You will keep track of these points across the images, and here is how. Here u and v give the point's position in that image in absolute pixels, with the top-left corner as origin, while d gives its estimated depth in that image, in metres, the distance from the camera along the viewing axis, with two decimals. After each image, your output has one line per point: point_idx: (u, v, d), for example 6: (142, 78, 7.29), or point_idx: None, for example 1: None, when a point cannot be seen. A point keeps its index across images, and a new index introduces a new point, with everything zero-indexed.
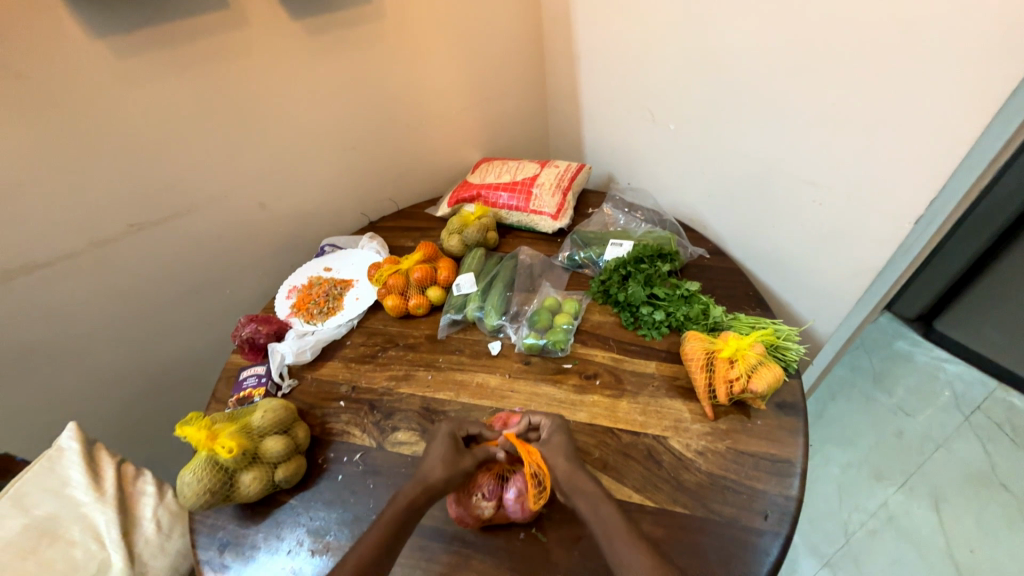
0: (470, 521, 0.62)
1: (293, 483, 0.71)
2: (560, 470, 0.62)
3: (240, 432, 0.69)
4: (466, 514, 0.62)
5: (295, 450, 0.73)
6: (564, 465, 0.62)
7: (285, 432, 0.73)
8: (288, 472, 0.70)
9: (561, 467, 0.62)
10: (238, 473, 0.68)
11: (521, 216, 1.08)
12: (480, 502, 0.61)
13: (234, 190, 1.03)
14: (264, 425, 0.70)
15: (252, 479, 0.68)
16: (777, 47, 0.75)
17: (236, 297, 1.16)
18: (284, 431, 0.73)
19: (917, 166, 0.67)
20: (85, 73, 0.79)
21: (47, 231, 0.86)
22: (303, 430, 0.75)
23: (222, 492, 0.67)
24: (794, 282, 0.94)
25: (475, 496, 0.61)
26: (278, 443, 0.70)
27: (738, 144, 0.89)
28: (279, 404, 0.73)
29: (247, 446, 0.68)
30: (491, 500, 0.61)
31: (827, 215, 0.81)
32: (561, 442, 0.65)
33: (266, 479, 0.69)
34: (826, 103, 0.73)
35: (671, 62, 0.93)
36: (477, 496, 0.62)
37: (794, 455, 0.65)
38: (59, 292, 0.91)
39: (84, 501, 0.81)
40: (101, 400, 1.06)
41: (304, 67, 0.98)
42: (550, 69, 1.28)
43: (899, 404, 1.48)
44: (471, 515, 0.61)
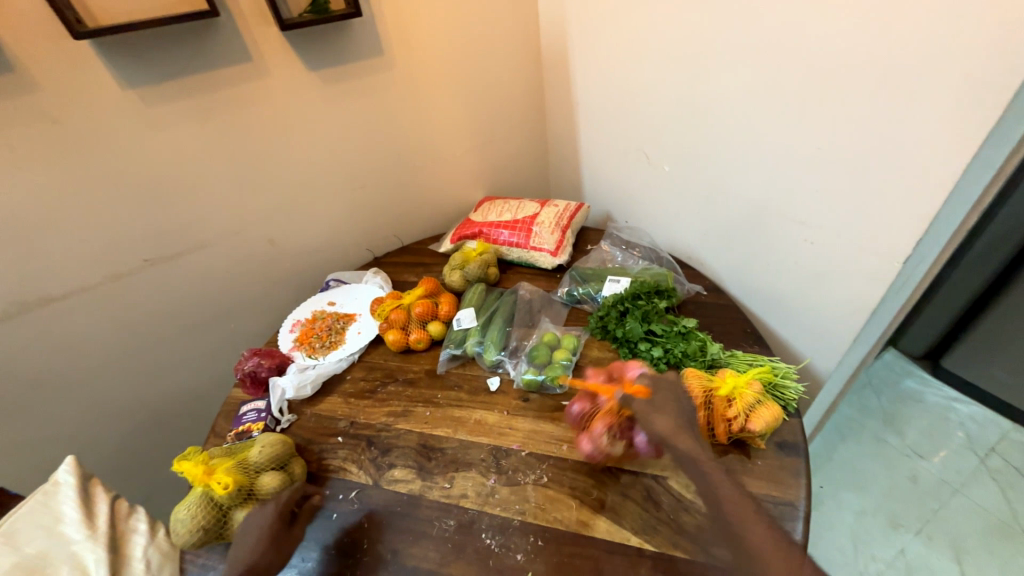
0: (596, 455, 0.69)
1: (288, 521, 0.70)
2: (661, 428, 0.64)
3: (235, 465, 0.69)
4: (595, 449, 0.68)
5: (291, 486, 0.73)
6: (666, 424, 0.64)
7: (282, 468, 0.73)
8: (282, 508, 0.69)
9: (666, 426, 0.64)
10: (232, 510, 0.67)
11: (521, 253, 1.11)
12: (609, 442, 0.67)
13: (246, 227, 1.07)
14: (260, 461, 0.70)
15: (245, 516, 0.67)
16: (762, 97, 0.81)
17: (241, 330, 1.18)
18: (281, 467, 0.73)
19: (900, 210, 0.71)
20: (115, 121, 0.85)
21: (66, 266, 0.89)
22: (300, 465, 0.76)
23: (216, 529, 0.66)
24: (791, 321, 0.95)
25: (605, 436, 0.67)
26: (274, 479, 0.70)
27: (732, 186, 0.93)
28: (276, 438, 0.73)
29: (240, 480, 0.68)
30: (619, 440, 0.67)
31: (819, 255, 0.84)
32: (666, 403, 0.67)
33: None
34: (812, 150, 0.78)
35: (665, 106, 0.98)
36: (604, 435, 0.67)
37: (797, 498, 0.64)
38: (70, 324, 0.94)
39: (75, 538, 0.79)
40: (100, 433, 1.06)
41: (319, 114, 1.05)
42: (551, 113, 1.35)
43: (911, 445, 1.45)
44: (598, 450, 0.68)
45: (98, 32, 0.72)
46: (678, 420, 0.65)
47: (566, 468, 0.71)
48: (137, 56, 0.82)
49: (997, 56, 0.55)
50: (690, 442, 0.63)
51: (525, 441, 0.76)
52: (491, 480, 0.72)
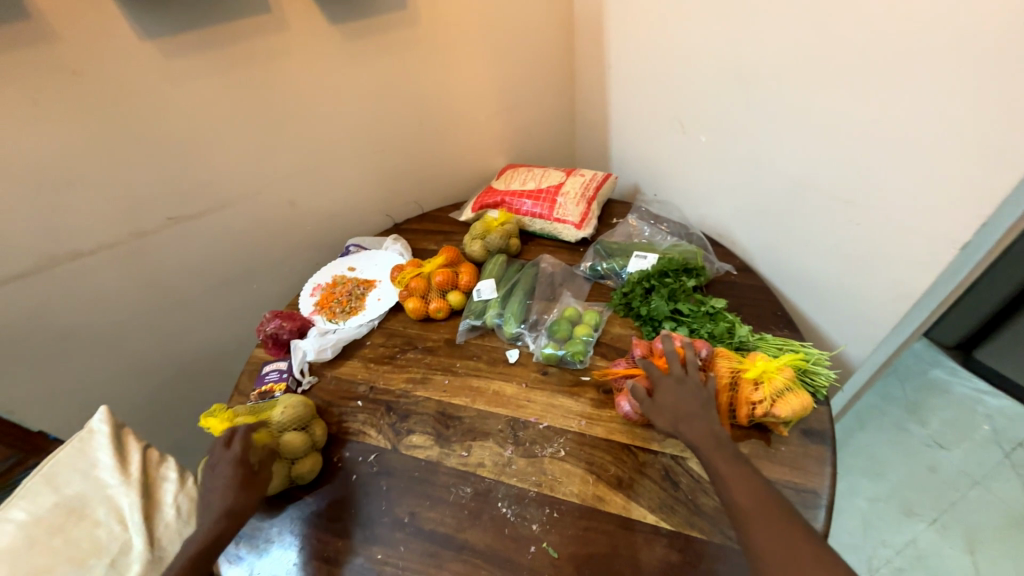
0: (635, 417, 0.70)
1: (314, 478, 0.73)
2: (664, 423, 0.62)
3: (259, 428, 0.71)
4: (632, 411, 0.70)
5: (313, 447, 0.74)
6: (666, 419, 0.62)
7: (304, 429, 0.74)
8: (308, 466, 0.71)
9: (664, 421, 0.62)
10: None
11: (544, 224, 1.08)
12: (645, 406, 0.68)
13: (267, 189, 1.06)
14: (282, 421, 0.72)
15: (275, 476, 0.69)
16: (813, 63, 0.74)
17: (263, 292, 1.19)
18: (303, 428, 0.74)
19: (962, 193, 0.64)
20: (135, 75, 0.83)
21: (92, 222, 0.90)
22: (320, 427, 0.77)
23: None
24: (825, 305, 0.91)
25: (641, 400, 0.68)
26: (297, 439, 0.71)
27: (773, 160, 0.87)
28: (295, 399, 0.74)
29: (266, 441, 0.70)
30: None
31: (862, 237, 0.79)
32: (675, 393, 0.63)
33: (284, 474, 0.70)
34: (866, 123, 0.71)
35: (705, 71, 0.91)
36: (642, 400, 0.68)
37: (821, 486, 0.62)
38: (98, 279, 0.96)
39: (111, 483, 0.84)
40: (131, 386, 1.10)
41: (339, 72, 1.01)
42: (580, 76, 1.28)
43: (933, 436, 1.41)
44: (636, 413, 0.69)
45: None
46: (682, 409, 0.62)
47: (584, 443, 0.71)
48: (154, 4, 0.79)
49: None
50: (700, 432, 0.60)
51: (543, 415, 0.75)
52: (508, 451, 0.72)
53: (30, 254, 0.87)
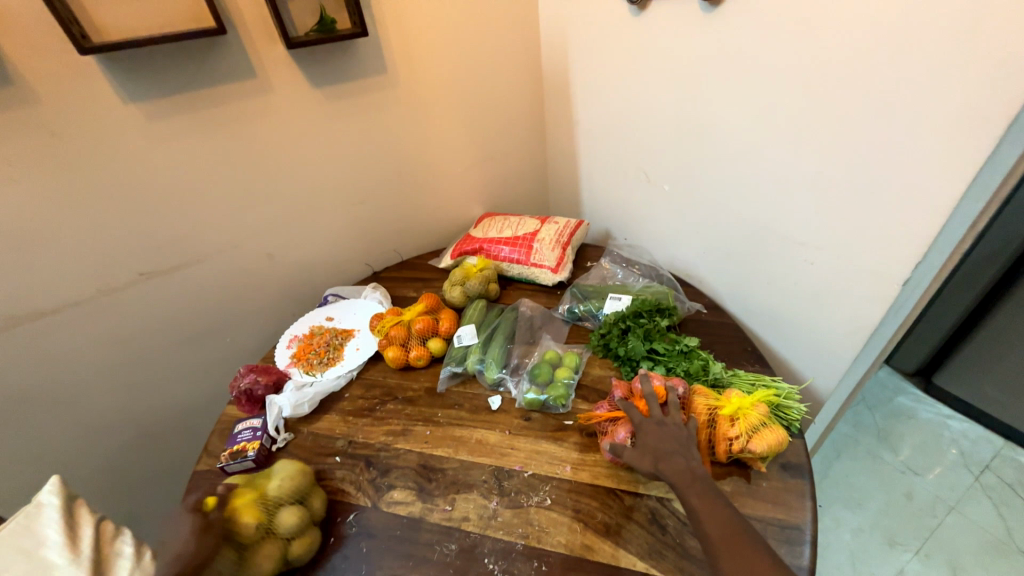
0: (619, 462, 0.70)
1: (304, 561, 0.67)
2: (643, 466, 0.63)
3: (255, 502, 0.65)
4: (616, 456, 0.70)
5: (310, 523, 0.69)
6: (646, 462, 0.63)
7: (301, 503, 0.69)
8: (303, 547, 0.66)
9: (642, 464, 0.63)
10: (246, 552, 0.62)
11: (522, 269, 1.11)
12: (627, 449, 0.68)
13: (244, 241, 1.06)
14: (278, 495, 0.67)
15: (266, 557, 0.63)
16: (760, 122, 0.83)
17: (236, 345, 1.16)
18: (300, 501, 0.69)
19: (902, 232, 0.71)
20: (116, 135, 0.84)
21: (58, 279, 0.88)
22: (320, 500, 0.72)
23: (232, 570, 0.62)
24: (792, 340, 0.96)
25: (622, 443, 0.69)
26: (291, 516, 0.65)
27: (732, 206, 0.94)
28: (294, 470, 0.71)
29: (262, 519, 0.64)
30: None
31: (818, 274, 0.85)
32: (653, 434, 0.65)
33: (277, 556, 0.64)
34: (811, 173, 0.79)
35: (665, 128, 1.00)
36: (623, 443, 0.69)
37: (802, 521, 0.63)
38: (60, 338, 0.92)
39: None
40: (86, 451, 1.03)
41: (321, 131, 1.05)
42: (551, 130, 1.37)
43: (906, 462, 1.45)
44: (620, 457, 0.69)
45: (104, 46, 0.72)
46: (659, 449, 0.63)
47: (569, 489, 0.70)
48: (140, 70, 0.82)
49: (989, 86, 0.56)
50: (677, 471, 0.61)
51: (527, 462, 0.75)
52: (494, 502, 0.70)
53: None
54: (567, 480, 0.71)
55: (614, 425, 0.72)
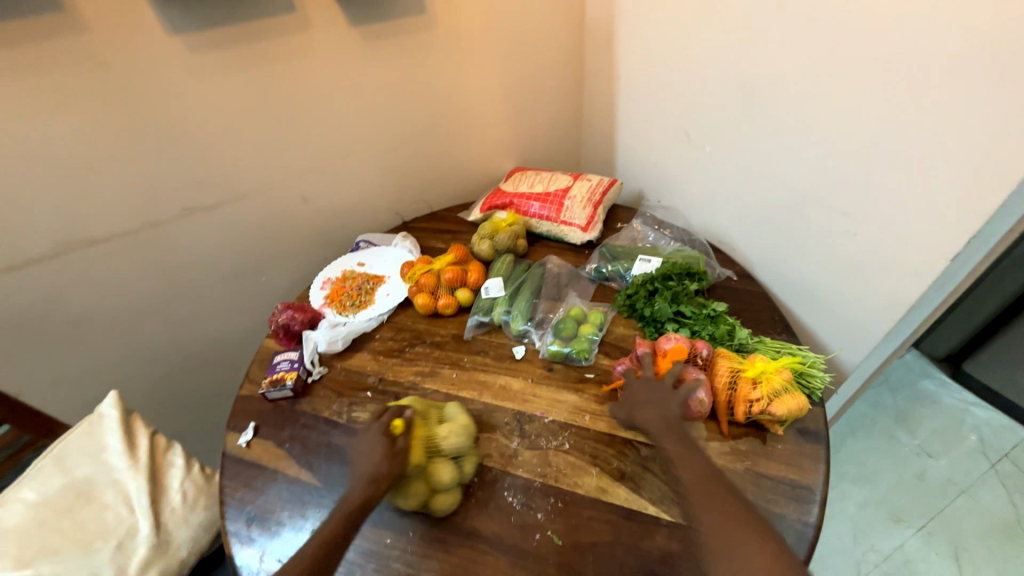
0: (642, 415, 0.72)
1: (441, 515, 0.67)
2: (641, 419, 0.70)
3: (421, 441, 0.66)
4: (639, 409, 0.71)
5: (458, 481, 0.68)
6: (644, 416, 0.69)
7: (456, 460, 0.68)
8: (448, 502, 0.66)
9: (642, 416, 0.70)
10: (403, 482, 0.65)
11: (551, 226, 1.11)
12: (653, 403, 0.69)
13: (281, 183, 1.08)
14: (444, 445, 0.67)
15: (413, 497, 0.64)
16: (814, 82, 0.78)
17: (272, 284, 1.21)
18: (456, 458, 0.68)
19: (955, 204, 0.67)
20: (160, 69, 0.85)
21: (110, 209, 0.92)
22: (471, 464, 0.70)
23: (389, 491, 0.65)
24: (823, 312, 0.94)
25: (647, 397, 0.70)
26: (448, 471, 0.65)
27: (774, 171, 0.90)
28: (462, 426, 0.70)
29: (422, 458, 0.65)
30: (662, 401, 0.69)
31: (860, 247, 0.82)
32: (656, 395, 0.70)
33: (423, 500, 0.65)
34: (862, 140, 0.75)
35: (711, 85, 0.95)
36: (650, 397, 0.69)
37: (814, 483, 0.65)
38: (114, 266, 0.98)
39: (119, 467, 0.86)
40: (138, 372, 1.12)
41: (356, 72, 1.04)
42: (589, 83, 1.31)
43: (922, 445, 1.45)
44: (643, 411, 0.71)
45: None
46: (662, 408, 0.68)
47: (586, 437, 0.73)
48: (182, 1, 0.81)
49: None
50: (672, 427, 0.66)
51: (547, 409, 0.78)
52: (515, 443, 0.74)
53: (47, 239, 0.89)
54: (586, 429, 0.75)
55: (635, 382, 0.73)
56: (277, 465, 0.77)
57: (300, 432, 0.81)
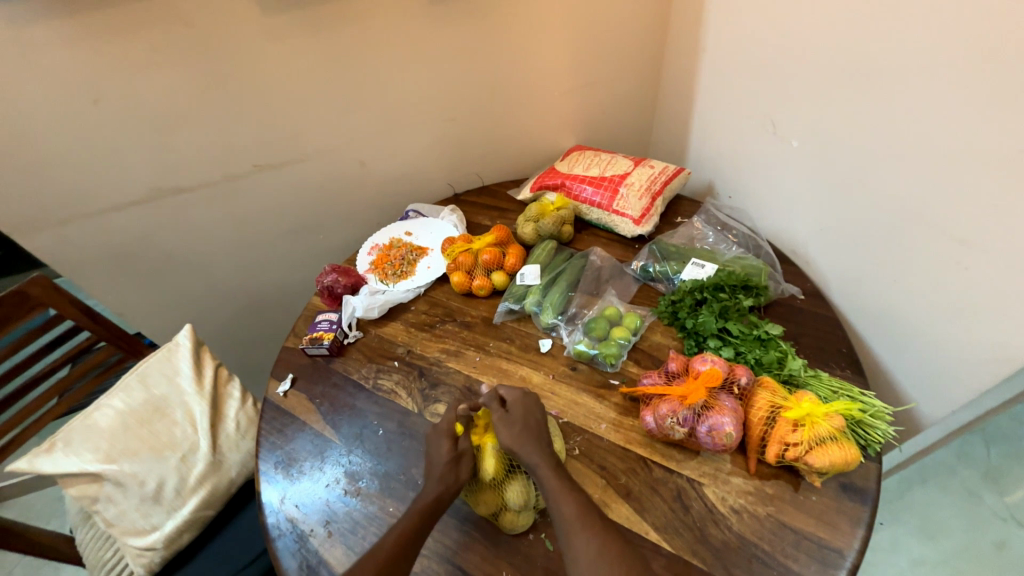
0: (659, 434, 0.67)
1: (510, 531, 0.64)
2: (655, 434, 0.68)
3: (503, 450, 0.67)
4: (657, 428, 0.66)
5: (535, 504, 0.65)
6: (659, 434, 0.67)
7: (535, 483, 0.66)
8: (523, 521, 0.64)
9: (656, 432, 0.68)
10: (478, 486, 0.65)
11: (601, 215, 1.04)
12: (674, 426, 0.64)
13: (340, 147, 1.11)
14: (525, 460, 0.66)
15: (485, 504, 0.64)
16: (955, 72, 0.62)
17: (327, 243, 1.27)
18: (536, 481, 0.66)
19: None
20: (237, 29, 0.89)
21: (191, 162, 1.01)
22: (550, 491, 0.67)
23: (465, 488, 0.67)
24: (904, 350, 0.81)
25: (669, 420, 0.64)
26: (522, 489, 0.63)
27: (878, 179, 0.75)
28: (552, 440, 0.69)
29: (502, 468, 0.65)
30: (684, 427, 0.63)
31: (973, 285, 0.67)
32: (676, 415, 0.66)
33: (493, 508, 0.64)
34: (1004, 151, 0.59)
35: (813, 68, 0.80)
36: (672, 421, 0.64)
37: (847, 547, 0.58)
38: (192, 213, 1.07)
39: (188, 391, 0.98)
40: (212, 309, 1.25)
41: (421, 37, 1.01)
42: (670, 56, 1.17)
43: (1011, 510, 1.24)
44: (663, 432, 0.66)
45: None
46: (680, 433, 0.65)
47: (522, 445, 0.64)
48: None
49: None
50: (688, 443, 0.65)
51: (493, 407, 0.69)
52: None
53: (140, 184, 0.99)
54: (526, 434, 0.65)
55: (659, 400, 0.67)
56: (306, 417, 0.83)
57: (330, 390, 0.86)
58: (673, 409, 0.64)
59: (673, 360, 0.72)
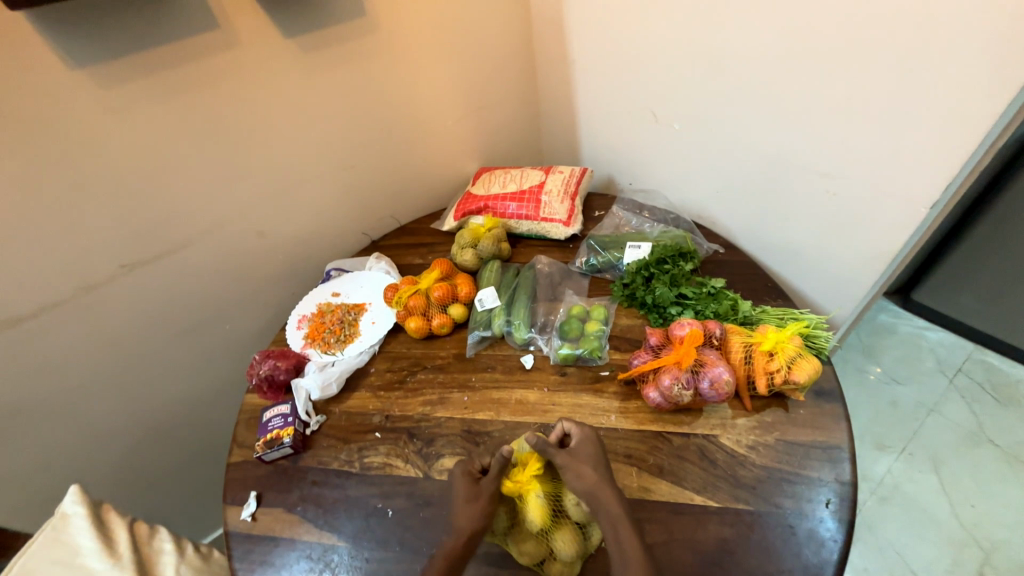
0: (668, 404, 0.71)
1: None
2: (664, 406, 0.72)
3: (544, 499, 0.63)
4: (665, 399, 0.71)
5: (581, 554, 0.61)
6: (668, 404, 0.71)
7: (581, 531, 0.62)
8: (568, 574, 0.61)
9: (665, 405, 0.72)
10: (518, 536, 0.62)
11: (532, 225, 1.07)
12: (681, 392, 0.68)
13: (231, 221, 0.97)
14: (572, 508, 0.62)
15: (526, 555, 0.61)
16: (785, 49, 0.79)
17: (238, 332, 1.09)
18: (581, 530, 0.62)
19: (937, 150, 0.71)
20: (68, 110, 0.74)
21: (29, 281, 0.79)
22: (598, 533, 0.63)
23: (504, 535, 0.63)
24: (807, 270, 0.98)
25: (675, 388, 0.68)
26: (569, 544, 0.60)
27: (750, 141, 0.91)
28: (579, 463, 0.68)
29: (545, 521, 0.61)
30: (689, 389, 0.68)
31: (842, 205, 0.85)
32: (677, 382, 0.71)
33: (535, 559, 0.61)
34: (835, 98, 0.77)
35: (674, 63, 0.95)
36: (678, 387, 0.68)
37: (841, 440, 0.67)
38: (44, 344, 0.84)
39: (99, 568, 0.73)
40: (96, 455, 0.98)
41: (299, 88, 0.94)
42: (543, 72, 1.28)
43: (890, 373, 1.56)
44: (671, 401, 0.70)
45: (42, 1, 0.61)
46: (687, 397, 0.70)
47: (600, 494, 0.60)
48: (80, 28, 0.70)
49: None
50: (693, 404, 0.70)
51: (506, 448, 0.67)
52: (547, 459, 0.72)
53: None
54: (605, 476, 0.62)
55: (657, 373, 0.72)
56: (292, 532, 0.70)
57: (311, 491, 0.74)
58: (675, 377, 0.69)
59: (652, 334, 0.77)
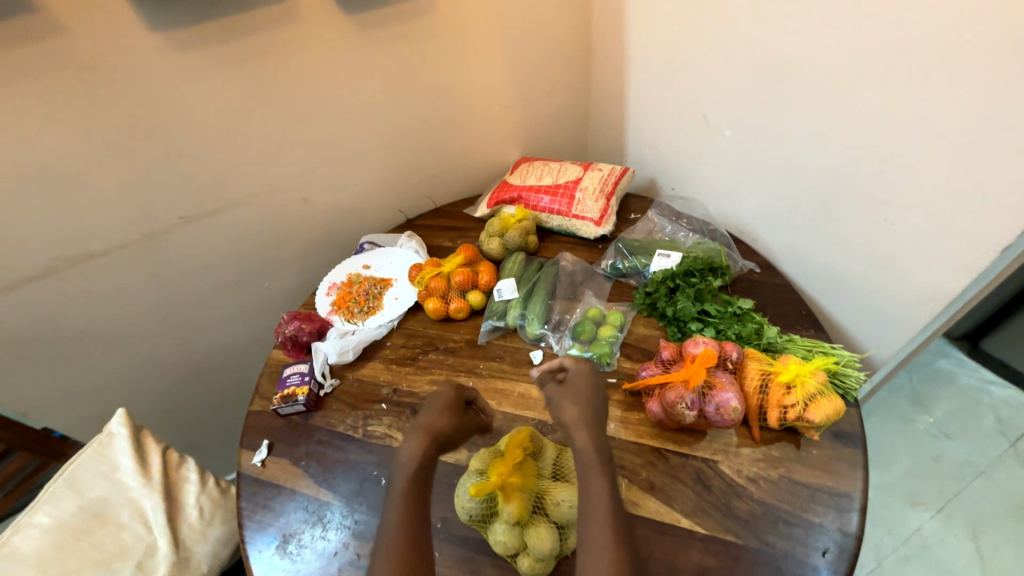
0: (669, 422, 0.69)
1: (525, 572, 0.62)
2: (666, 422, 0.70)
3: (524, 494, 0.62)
4: (666, 416, 0.69)
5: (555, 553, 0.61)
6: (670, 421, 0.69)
7: (559, 531, 0.62)
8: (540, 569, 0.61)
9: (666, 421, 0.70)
10: (495, 523, 0.62)
11: (563, 221, 1.06)
12: (684, 411, 0.66)
13: (279, 187, 1.03)
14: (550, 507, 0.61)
15: (500, 543, 0.61)
16: (857, 61, 0.72)
17: (274, 291, 1.17)
18: (560, 530, 0.61)
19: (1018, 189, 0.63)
20: (145, 71, 0.80)
21: (100, 223, 0.88)
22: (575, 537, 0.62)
23: (480, 518, 0.64)
24: (850, 303, 0.91)
25: (679, 406, 0.66)
26: (544, 542, 0.59)
27: (805, 158, 0.85)
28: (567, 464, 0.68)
29: (523, 514, 0.61)
30: (694, 410, 0.66)
31: (899, 239, 0.78)
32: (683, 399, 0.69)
33: (508, 548, 0.61)
34: (906, 120, 0.70)
35: (733, 69, 0.89)
36: (683, 406, 0.66)
37: (853, 489, 0.63)
38: (108, 281, 0.94)
39: (133, 486, 0.82)
40: (144, 385, 1.09)
41: (353, 65, 0.97)
42: (597, 66, 1.24)
43: (937, 425, 1.42)
44: (673, 419, 0.68)
45: None
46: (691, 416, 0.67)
47: None
48: None
49: None
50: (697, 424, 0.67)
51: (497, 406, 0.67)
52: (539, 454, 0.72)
53: (34, 257, 0.84)
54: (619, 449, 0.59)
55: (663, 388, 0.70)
56: (294, 484, 0.75)
57: (316, 448, 0.79)
58: (681, 395, 0.66)
59: (666, 348, 0.75)
